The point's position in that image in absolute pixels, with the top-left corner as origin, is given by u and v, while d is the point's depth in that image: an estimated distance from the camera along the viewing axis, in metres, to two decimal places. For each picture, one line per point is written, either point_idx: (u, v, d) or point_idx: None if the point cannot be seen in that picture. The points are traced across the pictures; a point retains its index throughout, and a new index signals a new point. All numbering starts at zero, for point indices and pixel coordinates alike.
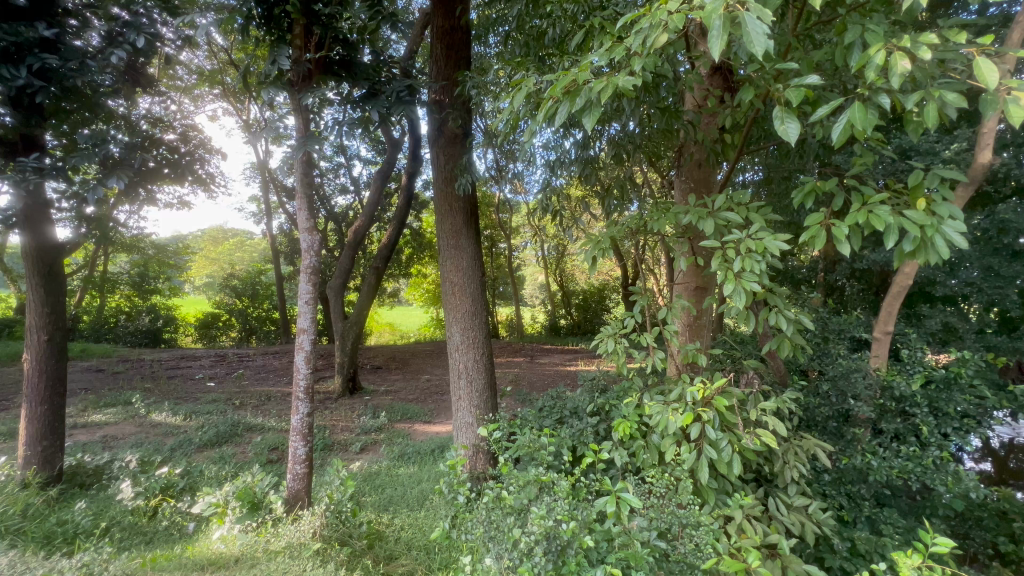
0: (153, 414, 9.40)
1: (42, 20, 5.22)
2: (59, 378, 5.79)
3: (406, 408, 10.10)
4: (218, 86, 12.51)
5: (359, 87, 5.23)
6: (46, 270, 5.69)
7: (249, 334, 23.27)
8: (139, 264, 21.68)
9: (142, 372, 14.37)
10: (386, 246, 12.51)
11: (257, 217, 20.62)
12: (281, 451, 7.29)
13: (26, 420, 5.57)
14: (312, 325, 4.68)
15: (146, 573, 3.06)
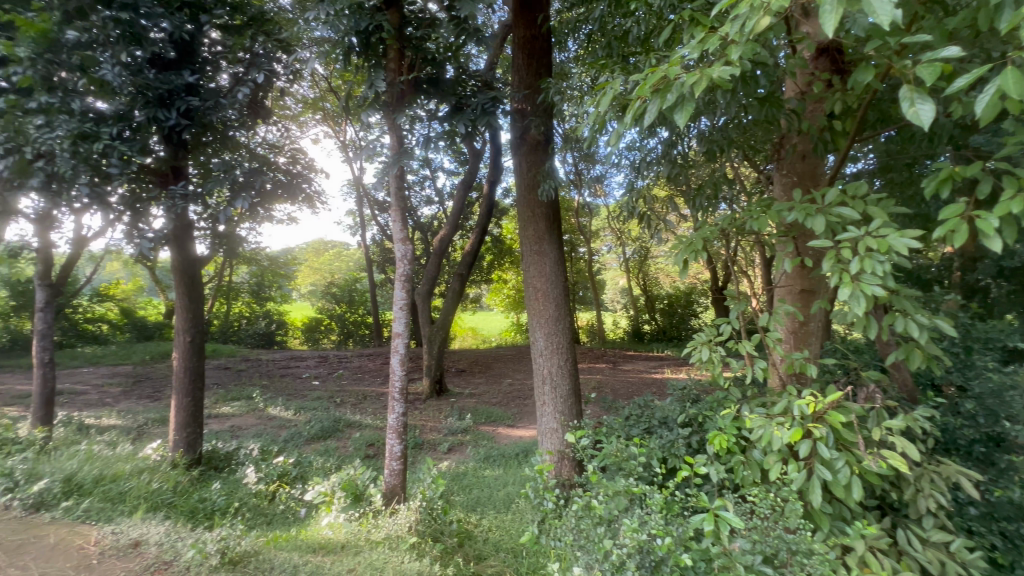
0: (270, 409, 10.54)
1: (188, 69, 6.10)
2: (198, 374, 6.69)
3: (490, 411, 10.33)
4: (320, 111, 13.80)
5: (446, 103, 5.48)
6: (189, 280, 6.64)
7: (347, 337, 25.28)
8: (257, 274, 24.52)
9: (260, 370, 16.21)
10: (469, 253, 12.93)
11: (353, 229, 22.40)
12: (377, 447, 7.82)
13: (175, 409, 6.48)
14: (405, 329, 4.95)
15: (268, 550, 3.42)
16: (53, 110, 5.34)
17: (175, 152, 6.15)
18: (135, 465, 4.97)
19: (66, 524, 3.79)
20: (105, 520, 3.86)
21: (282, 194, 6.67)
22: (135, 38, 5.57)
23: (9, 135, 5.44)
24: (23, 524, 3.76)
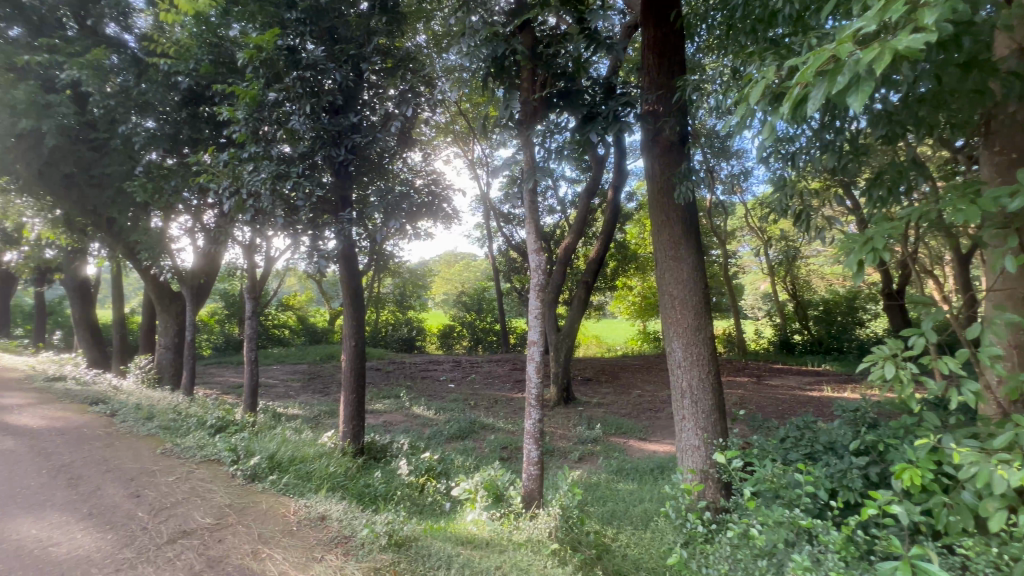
0: (414, 407, 11.65)
1: (353, 110, 7.09)
2: (360, 373, 7.66)
3: (620, 422, 10.05)
4: (452, 134, 15.00)
5: (577, 113, 5.54)
6: (353, 291, 7.65)
7: (476, 344, 26.77)
8: (400, 286, 27.38)
9: (404, 372, 18.02)
10: (594, 260, 12.84)
11: (481, 242, 23.79)
12: (510, 451, 8.14)
13: (344, 403, 7.51)
14: (540, 338, 5.07)
15: (426, 538, 3.75)
16: (259, 157, 6.66)
17: (342, 183, 7.15)
18: (316, 450, 5.88)
19: (272, 494, 4.64)
20: (299, 494, 4.64)
21: (426, 213, 7.27)
22: (313, 92, 6.64)
23: (230, 180, 6.92)
24: (245, 490, 4.70)
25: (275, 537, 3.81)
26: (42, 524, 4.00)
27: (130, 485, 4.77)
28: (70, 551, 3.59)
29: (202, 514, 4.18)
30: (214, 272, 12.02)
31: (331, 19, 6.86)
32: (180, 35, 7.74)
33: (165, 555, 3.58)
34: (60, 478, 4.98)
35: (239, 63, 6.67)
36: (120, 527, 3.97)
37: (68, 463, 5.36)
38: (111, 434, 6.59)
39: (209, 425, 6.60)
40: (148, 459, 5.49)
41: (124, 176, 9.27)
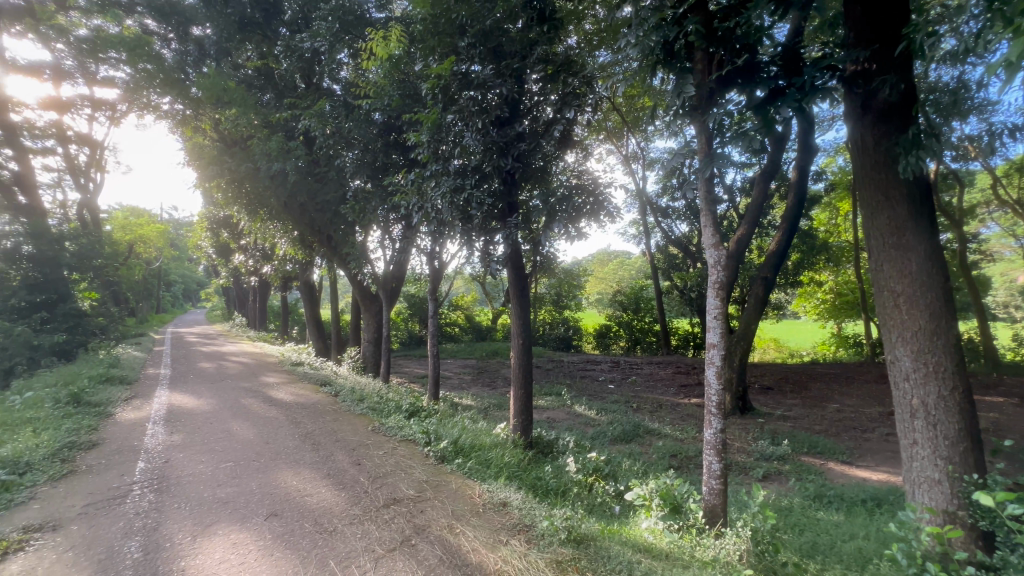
0: (576, 406, 11.77)
1: (519, 120, 7.50)
2: (527, 369, 8.03)
3: (815, 440, 8.63)
4: (606, 130, 14.76)
5: (761, 88, 4.94)
6: (519, 291, 8.05)
7: (634, 344, 25.89)
8: (556, 286, 27.87)
9: (563, 371, 18.39)
10: (774, 254, 11.29)
11: (636, 238, 22.99)
12: (681, 459, 7.67)
13: (514, 398, 7.96)
14: (721, 340, 4.65)
15: (604, 539, 3.76)
16: (439, 174, 7.51)
17: (510, 190, 7.59)
18: (492, 440, 6.30)
19: (460, 476, 5.19)
20: (481, 479, 5.07)
21: (588, 213, 7.28)
22: (483, 108, 7.17)
23: (417, 197, 7.93)
24: (438, 469, 5.35)
25: (466, 515, 4.23)
26: (300, 477, 5.13)
27: (354, 454, 5.82)
28: (319, 502, 4.53)
29: (406, 486, 4.87)
30: (402, 276, 13.98)
31: (495, 39, 7.31)
32: (375, 78, 9.16)
33: (382, 516, 4.26)
34: (307, 442, 6.33)
35: (424, 92, 7.58)
36: (349, 488, 4.85)
37: (311, 431, 6.78)
38: (336, 410, 8.16)
39: (405, 409, 7.66)
40: (363, 434, 6.63)
41: (339, 200, 11.40)
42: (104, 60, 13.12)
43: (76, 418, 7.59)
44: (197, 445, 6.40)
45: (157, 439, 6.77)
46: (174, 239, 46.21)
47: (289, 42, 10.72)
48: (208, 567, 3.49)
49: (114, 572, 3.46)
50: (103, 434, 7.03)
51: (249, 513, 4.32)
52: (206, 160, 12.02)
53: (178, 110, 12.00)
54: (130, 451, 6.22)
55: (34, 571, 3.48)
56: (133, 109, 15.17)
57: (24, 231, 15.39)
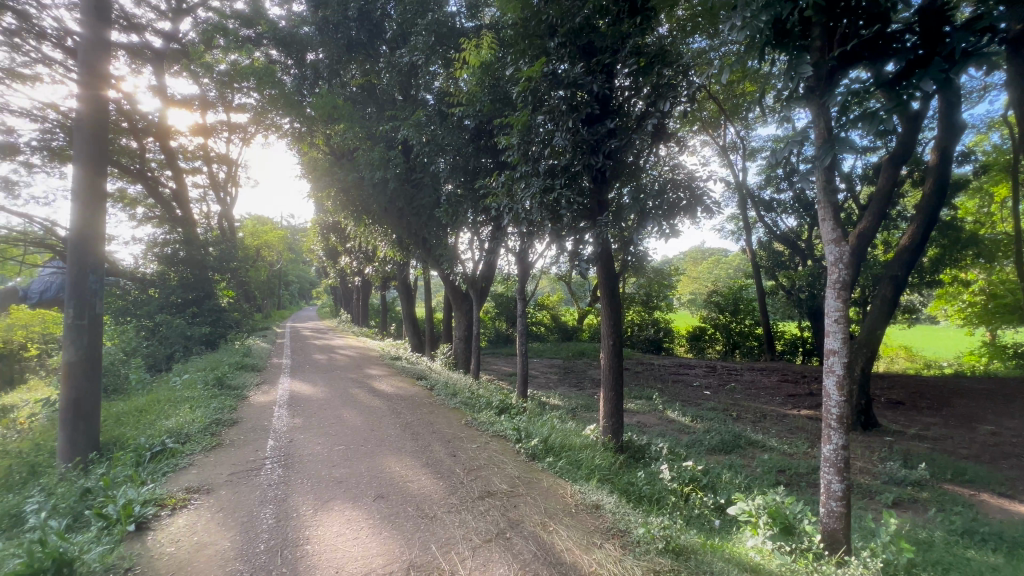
0: (668, 412, 11.25)
1: (610, 117, 7.38)
2: (618, 371, 7.86)
3: (961, 466, 7.40)
4: (702, 121, 13.88)
5: (895, 62, 4.38)
6: (610, 290, 7.89)
7: (733, 348, 24.29)
8: (645, 285, 26.18)
9: (654, 374, 17.66)
10: (906, 249, 9.85)
11: (735, 235, 21.41)
12: (790, 476, 7.02)
13: (604, 400, 7.83)
14: (843, 346, 4.18)
15: (707, 553, 3.58)
16: (529, 176, 7.64)
17: (601, 189, 7.50)
18: (581, 440, 6.23)
19: (552, 475, 5.25)
20: (573, 479, 5.09)
21: (685, 209, 6.95)
22: (574, 108, 7.15)
23: (508, 198, 8.12)
24: (529, 466, 5.47)
25: (559, 514, 4.26)
26: (402, 464, 5.51)
27: (449, 446, 6.12)
28: (420, 488, 4.84)
29: (500, 480, 5.03)
30: (492, 276, 14.44)
31: (586, 36, 7.19)
32: (467, 87, 9.51)
33: (478, 507, 4.42)
34: (408, 432, 6.78)
35: (514, 95, 7.73)
36: (447, 477, 5.11)
37: (411, 422, 7.26)
38: (432, 403, 8.64)
39: (496, 405, 7.91)
40: (457, 427, 6.96)
41: (433, 205, 12.07)
42: (239, 89, 15.15)
43: (220, 399, 8.86)
44: (316, 428, 7.16)
45: (283, 420, 7.70)
46: (292, 244, 51.89)
47: (391, 59, 11.54)
48: (328, 538, 3.90)
49: (255, 533, 3.99)
50: (240, 414, 8.14)
51: (361, 493, 4.73)
52: (320, 172, 13.39)
53: (297, 128, 13.46)
54: (262, 430, 7.13)
55: (195, 526, 4.13)
56: (262, 130, 17.31)
57: (180, 239, 18.25)
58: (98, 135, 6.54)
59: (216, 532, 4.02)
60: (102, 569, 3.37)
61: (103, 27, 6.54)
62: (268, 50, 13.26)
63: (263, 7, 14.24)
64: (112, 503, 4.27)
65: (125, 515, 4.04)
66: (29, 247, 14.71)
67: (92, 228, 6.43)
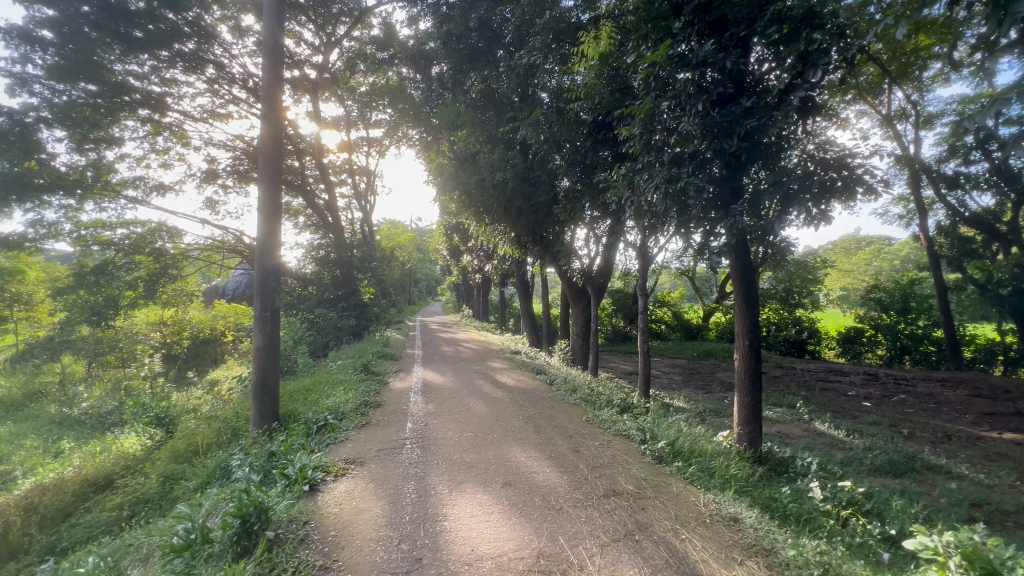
0: (817, 423, 9.93)
1: (745, 96, 6.73)
2: (756, 375, 7.14)
3: None
4: (860, 88, 11.89)
5: None
6: (746, 286, 7.21)
7: (901, 354, 20.55)
8: (784, 280, 23.28)
9: (796, 380, 15.73)
10: None
11: (905, 219, 18.04)
12: (990, 513, 5.72)
13: (738, 405, 7.20)
14: None
15: None
16: (652, 166, 7.35)
17: (734, 176, 6.90)
18: (714, 447, 5.79)
19: (681, 481, 5.01)
20: (706, 487, 4.79)
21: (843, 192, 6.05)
22: (704, 90, 6.64)
23: (630, 191, 7.88)
24: (656, 468, 5.31)
25: (691, 523, 4.05)
26: (527, 455, 5.69)
27: (571, 441, 6.17)
28: (546, 480, 4.95)
29: (626, 480, 4.93)
30: (611, 271, 14.11)
31: (718, 8, 6.60)
32: (585, 80, 9.40)
33: (604, 505, 4.38)
34: (530, 424, 6.98)
35: (636, 82, 7.45)
36: (571, 473, 5.15)
37: (533, 415, 7.45)
38: (552, 398, 8.78)
39: (617, 404, 7.74)
40: (579, 423, 6.99)
41: (551, 202, 12.22)
42: (377, 107, 16.93)
43: (366, 383, 10.05)
44: (446, 414, 7.76)
45: (418, 405, 8.48)
46: (421, 245, 56.65)
47: (510, 62, 11.87)
48: (463, 517, 4.18)
49: (401, 504, 4.45)
50: (383, 397, 9.16)
51: (490, 479, 5.00)
52: (445, 177, 14.40)
53: (425, 138, 14.59)
54: (402, 413, 7.91)
55: (353, 492, 4.74)
56: (395, 142, 19.12)
57: (331, 243, 21.07)
58: (275, 158, 7.81)
59: (370, 499, 4.57)
60: (288, 519, 4.05)
61: (277, 66, 7.74)
62: (399, 69, 14.61)
63: (396, 30, 15.73)
64: (292, 465, 5.10)
65: (301, 476, 4.80)
66: (227, 252, 18.24)
67: (272, 237, 7.70)
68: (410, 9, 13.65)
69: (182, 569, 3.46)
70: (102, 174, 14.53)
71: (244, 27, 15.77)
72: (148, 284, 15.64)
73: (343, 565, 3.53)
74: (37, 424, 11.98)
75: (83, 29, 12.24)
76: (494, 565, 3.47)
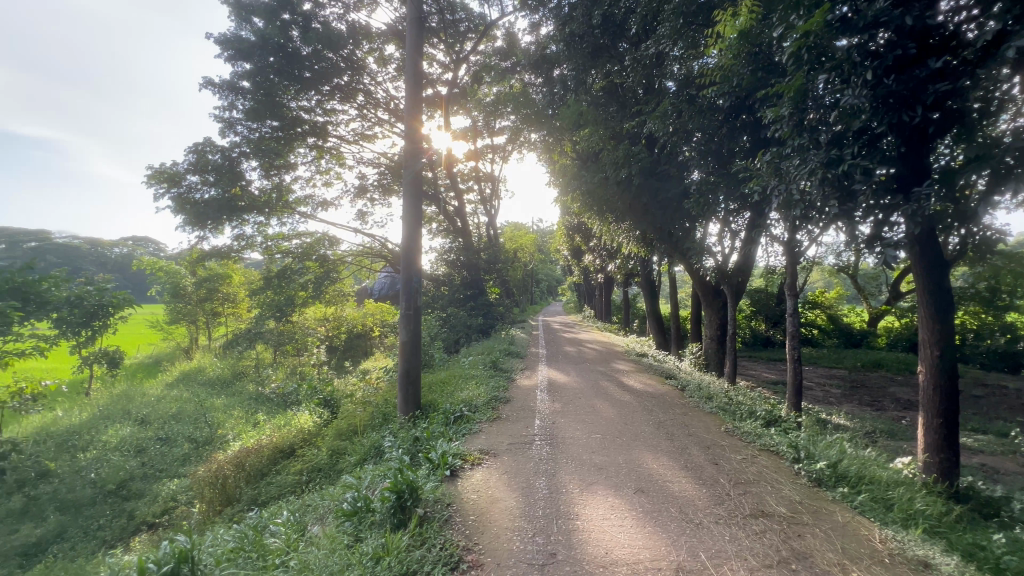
0: None
1: (933, 57, 5.58)
2: (950, 392, 5.90)
3: None
4: None
5: None
6: (934, 285, 5.99)
7: None
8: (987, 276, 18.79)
9: (1007, 402, 12.61)
10: None
11: None
12: None
13: (925, 427, 6.02)
14: None
15: None
16: (806, 149, 6.50)
17: (915, 153, 5.83)
18: (890, 474, 4.91)
19: (847, 509, 4.36)
20: (880, 521, 4.10)
21: None
22: (874, 56, 5.68)
23: (777, 179, 7.08)
24: (813, 493, 4.70)
25: (862, 559, 3.51)
26: (660, 462, 5.45)
27: (709, 453, 5.77)
28: (682, 491, 4.69)
29: (776, 502, 4.46)
30: (750, 269, 12.84)
31: None
32: (720, 63, 8.68)
33: (752, 526, 4.00)
34: (662, 431, 6.69)
35: (784, 58, 6.64)
36: (710, 486, 4.81)
37: (664, 421, 7.12)
38: (685, 405, 8.29)
39: (762, 416, 7.03)
40: (717, 434, 6.51)
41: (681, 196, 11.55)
42: (501, 115, 17.70)
43: (496, 379, 10.59)
44: (573, 414, 7.80)
45: (545, 403, 8.68)
46: (543, 245, 57.77)
47: (635, 54, 11.46)
48: (596, 519, 4.17)
49: (533, 498, 4.60)
50: (512, 393, 9.56)
51: (621, 483, 4.89)
52: (566, 178, 14.49)
53: (547, 140, 14.83)
54: (530, 409, 8.18)
55: (488, 482, 5.04)
56: (517, 147, 19.82)
57: (461, 247, 22.59)
58: (416, 171, 8.61)
59: (505, 490, 4.80)
60: (433, 499, 4.45)
61: (418, 87, 8.55)
62: (521, 76, 15.07)
63: (519, 39, 16.27)
64: (435, 450, 5.60)
65: (443, 462, 5.24)
66: (374, 257, 20.74)
67: (413, 243, 8.52)
68: (532, 16, 13.98)
69: (352, 531, 4.03)
70: (284, 195, 17.55)
71: (387, 56, 17.69)
72: (317, 285, 18.61)
73: (482, 548, 3.77)
74: (241, 398, 14.94)
75: (270, 77, 14.95)
76: (630, 571, 3.40)
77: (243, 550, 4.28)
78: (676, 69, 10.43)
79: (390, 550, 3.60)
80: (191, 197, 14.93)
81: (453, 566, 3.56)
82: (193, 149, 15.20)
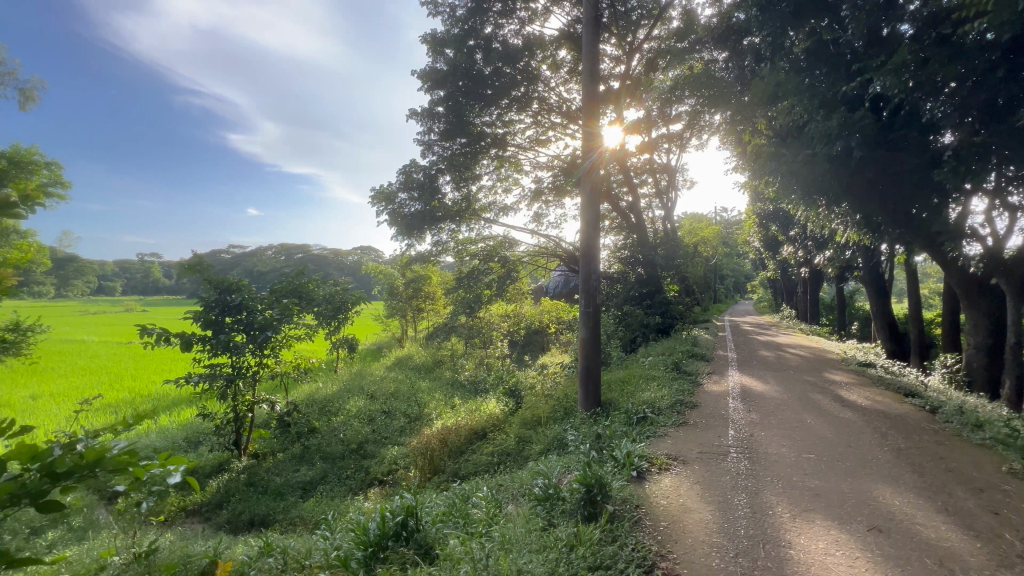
0: None
1: None
2: None
3: None
4: None
5: None
6: None
7: None
8: None
9: None
10: None
11: None
12: None
13: None
14: None
15: None
16: None
17: None
18: None
19: None
20: None
21: None
22: None
23: None
24: None
25: None
26: (905, 499, 4.41)
27: (983, 497, 4.44)
28: (942, 539, 3.72)
29: None
30: None
31: None
32: None
33: None
34: (905, 460, 5.39)
35: None
36: (989, 541, 3.70)
37: (907, 449, 5.73)
38: (939, 431, 6.54)
39: None
40: (997, 474, 4.96)
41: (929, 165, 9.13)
42: (678, 100, 16.59)
43: (677, 382, 9.97)
44: (776, 427, 6.86)
45: (739, 412, 7.83)
46: (727, 238, 52.12)
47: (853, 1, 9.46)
48: (816, 552, 3.61)
49: (733, 515, 4.20)
50: (697, 399, 8.88)
51: (849, 516, 4.11)
52: (758, 160, 12.79)
53: (734, 120, 13.29)
54: (721, 418, 7.48)
55: (679, 489, 4.78)
56: (697, 132, 18.31)
57: (635, 243, 21.90)
58: (593, 170, 8.64)
59: (698, 501, 4.49)
60: (622, 498, 4.45)
61: (592, 85, 8.59)
62: (702, 54, 13.82)
63: (698, 15, 14.98)
64: (620, 449, 5.56)
65: (629, 462, 5.17)
66: (550, 256, 21.65)
67: (592, 243, 8.56)
68: None
69: (545, 516, 4.30)
70: (472, 204, 19.54)
71: (560, 61, 18.21)
72: (500, 284, 20.53)
73: (677, 557, 3.63)
74: (440, 383, 17.20)
75: (460, 99, 16.84)
76: None
77: (453, 515, 4.95)
78: (916, 9, 8.29)
79: (583, 541, 3.73)
80: (402, 212, 17.80)
81: (647, 569, 3.51)
82: (403, 171, 18.07)
